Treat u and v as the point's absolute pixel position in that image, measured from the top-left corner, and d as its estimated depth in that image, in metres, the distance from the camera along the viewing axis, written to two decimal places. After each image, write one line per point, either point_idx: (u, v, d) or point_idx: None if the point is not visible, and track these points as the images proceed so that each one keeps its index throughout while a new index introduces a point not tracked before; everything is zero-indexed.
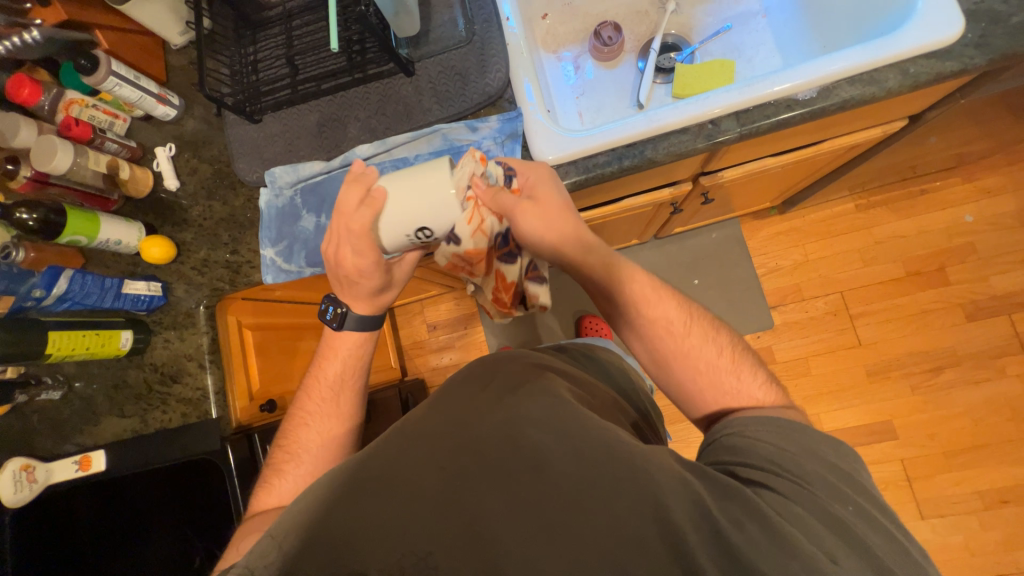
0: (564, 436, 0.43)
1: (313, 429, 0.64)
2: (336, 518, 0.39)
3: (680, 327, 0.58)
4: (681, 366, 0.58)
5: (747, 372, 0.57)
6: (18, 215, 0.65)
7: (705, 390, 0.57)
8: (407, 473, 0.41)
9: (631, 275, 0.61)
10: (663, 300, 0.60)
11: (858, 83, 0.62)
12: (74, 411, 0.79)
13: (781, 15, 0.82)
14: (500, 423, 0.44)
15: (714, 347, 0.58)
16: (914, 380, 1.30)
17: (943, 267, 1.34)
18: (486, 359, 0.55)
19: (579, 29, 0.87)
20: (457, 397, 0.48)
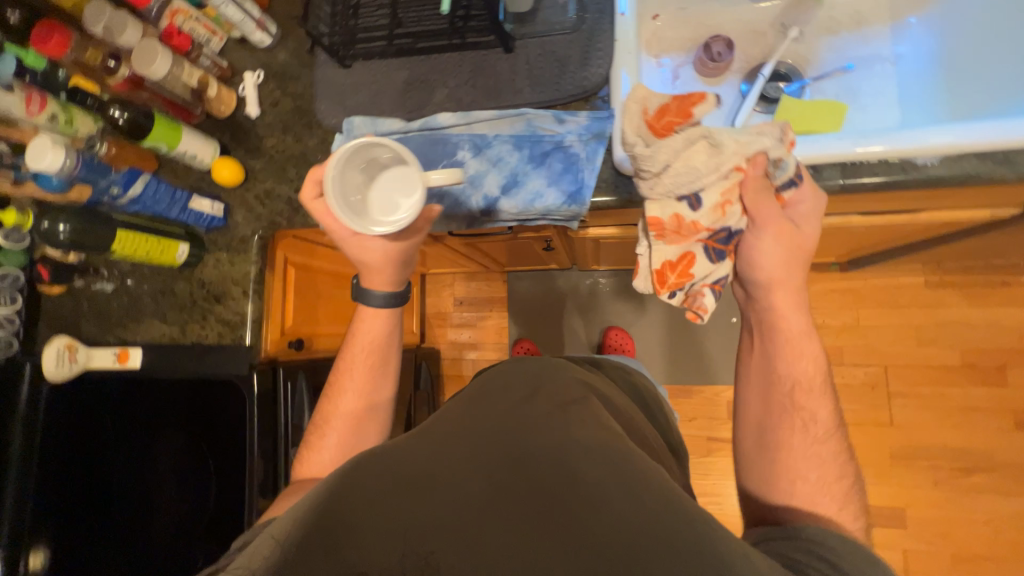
0: (597, 458, 0.42)
1: (343, 402, 0.69)
2: (363, 505, 0.39)
3: (821, 430, 0.56)
4: (794, 456, 0.55)
5: (852, 507, 0.52)
6: (111, 112, 0.68)
7: (793, 481, 0.54)
8: (443, 470, 0.42)
9: (801, 353, 0.60)
10: (820, 399, 0.58)
11: (987, 162, 0.57)
12: (121, 305, 0.83)
13: (911, 66, 0.75)
14: (542, 437, 0.44)
15: (836, 469, 0.54)
16: (940, 474, 1.23)
17: (1004, 367, 1.24)
18: (536, 372, 0.59)
19: (687, 38, 0.83)
20: (510, 407, 0.51)
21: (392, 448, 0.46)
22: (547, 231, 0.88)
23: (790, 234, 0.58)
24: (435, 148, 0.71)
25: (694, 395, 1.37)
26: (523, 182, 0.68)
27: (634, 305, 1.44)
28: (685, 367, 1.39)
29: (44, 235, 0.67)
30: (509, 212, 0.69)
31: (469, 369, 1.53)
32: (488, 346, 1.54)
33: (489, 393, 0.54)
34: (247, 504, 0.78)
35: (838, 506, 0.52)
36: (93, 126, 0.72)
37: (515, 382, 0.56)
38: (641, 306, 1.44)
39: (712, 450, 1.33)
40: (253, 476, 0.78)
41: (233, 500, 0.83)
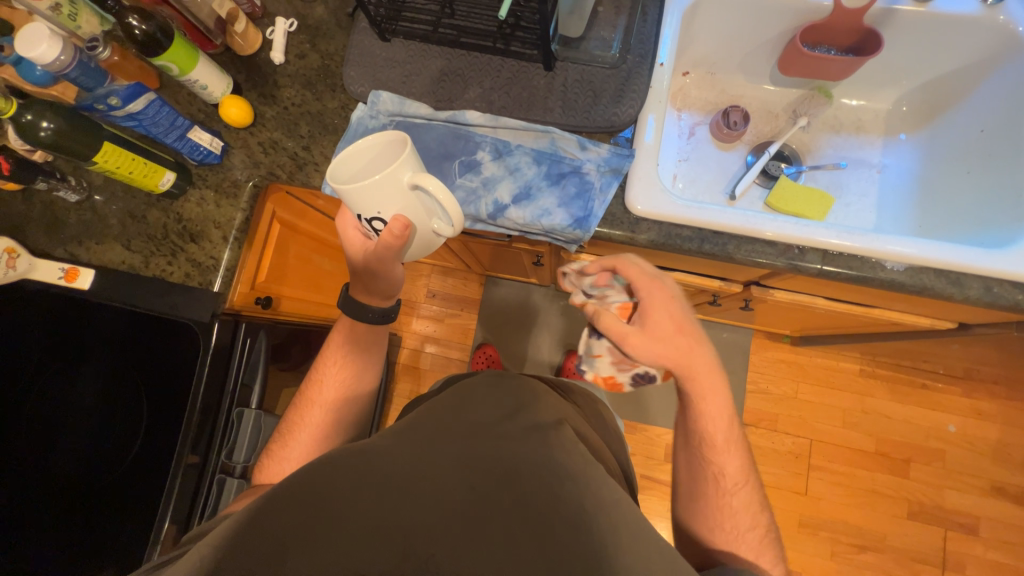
0: (572, 483, 0.49)
1: (318, 391, 0.71)
2: (341, 495, 0.46)
3: (729, 483, 0.61)
4: (713, 509, 0.61)
5: (770, 550, 0.59)
6: (127, 20, 0.63)
7: (715, 531, 0.60)
8: (426, 476, 0.48)
9: (709, 417, 0.60)
10: (729, 455, 0.61)
11: (942, 279, 0.64)
12: (81, 220, 0.77)
13: (894, 178, 0.84)
14: (524, 454, 0.52)
15: (750, 516, 0.60)
16: (837, 546, 1.33)
17: (909, 460, 1.37)
18: (512, 391, 0.65)
19: (709, 101, 0.90)
20: (484, 425, 0.57)
21: (376, 449, 0.51)
22: (542, 246, 0.90)
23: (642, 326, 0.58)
24: (457, 142, 0.72)
25: (638, 432, 1.42)
26: (534, 197, 0.69)
27: None
28: (635, 404, 1.44)
29: (21, 128, 0.60)
30: (514, 221, 0.69)
31: (427, 363, 1.51)
32: (451, 345, 1.53)
33: (472, 411, 0.59)
34: (175, 457, 0.74)
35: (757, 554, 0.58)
36: (99, 27, 0.70)
37: (495, 397, 0.63)
38: None
39: (642, 488, 1.38)
40: (188, 429, 0.74)
41: (157, 450, 0.78)
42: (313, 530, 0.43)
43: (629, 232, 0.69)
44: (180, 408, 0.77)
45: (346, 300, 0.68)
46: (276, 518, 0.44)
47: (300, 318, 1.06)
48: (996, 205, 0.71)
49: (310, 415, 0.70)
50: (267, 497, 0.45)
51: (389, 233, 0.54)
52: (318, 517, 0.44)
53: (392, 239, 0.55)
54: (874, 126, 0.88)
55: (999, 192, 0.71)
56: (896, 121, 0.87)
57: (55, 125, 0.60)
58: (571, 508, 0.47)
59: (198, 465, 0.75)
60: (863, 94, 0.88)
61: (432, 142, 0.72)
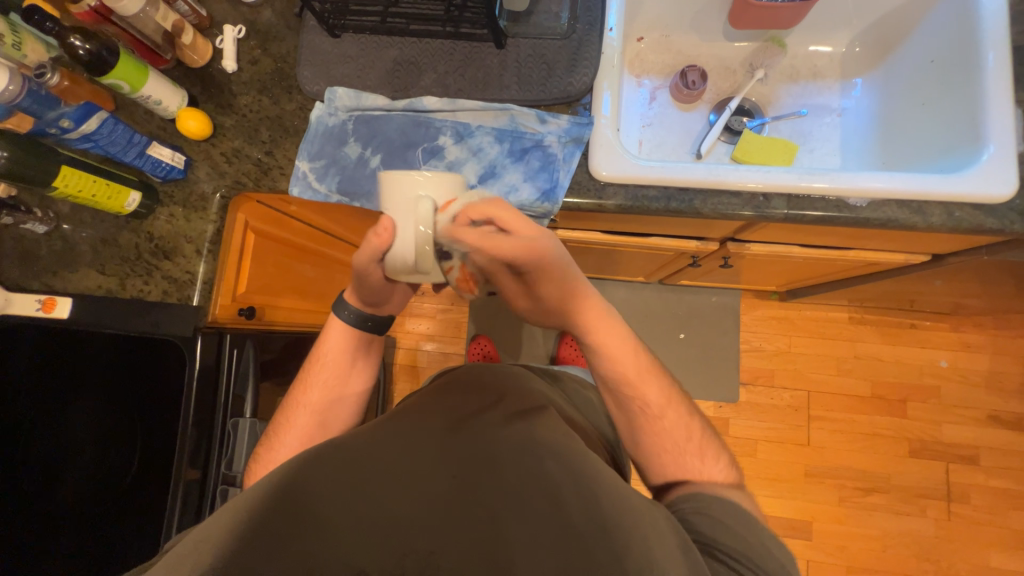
0: (555, 459, 0.51)
1: (308, 394, 0.72)
2: (325, 491, 0.47)
3: (655, 409, 0.64)
4: (656, 438, 0.63)
5: (711, 456, 0.62)
6: (70, 41, 0.62)
7: (673, 465, 0.62)
8: (408, 465, 0.50)
9: (616, 358, 0.66)
10: (646, 385, 0.65)
11: (906, 209, 0.65)
12: (53, 250, 0.76)
13: (854, 121, 0.85)
14: (502, 439, 0.53)
15: (685, 431, 0.64)
16: (844, 492, 1.35)
17: (906, 400, 1.39)
18: (489, 381, 0.67)
19: (666, 64, 0.90)
20: (464, 412, 0.58)
21: (358, 441, 0.52)
22: None
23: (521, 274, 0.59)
24: (418, 130, 0.72)
25: None
26: (499, 175, 0.70)
27: None
28: None
29: None
30: None
31: (423, 360, 1.52)
32: (446, 339, 1.53)
33: (450, 402, 0.60)
34: (175, 474, 0.74)
35: (707, 462, 0.61)
36: (45, 54, 0.69)
37: (477, 387, 0.64)
38: None
39: None
40: (183, 446, 0.75)
41: (159, 470, 0.78)
42: (299, 525, 0.44)
43: (597, 199, 0.69)
44: (175, 425, 0.77)
45: (341, 305, 0.72)
46: (263, 517, 0.44)
47: (289, 327, 1.06)
48: (948, 133, 0.71)
49: (302, 419, 0.70)
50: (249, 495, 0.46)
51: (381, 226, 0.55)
52: (300, 513, 0.45)
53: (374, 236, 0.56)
54: (831, 70, 0.89)
55: (950, 121, 0.71)
56: (851, 63, 0.88)
57: (8, 155, 0.59)
58: (551, 483, 0.49)
59: (199, 479, 0.75)
60: (817, 39, 0.89)
61: (393, 132, 0.72)
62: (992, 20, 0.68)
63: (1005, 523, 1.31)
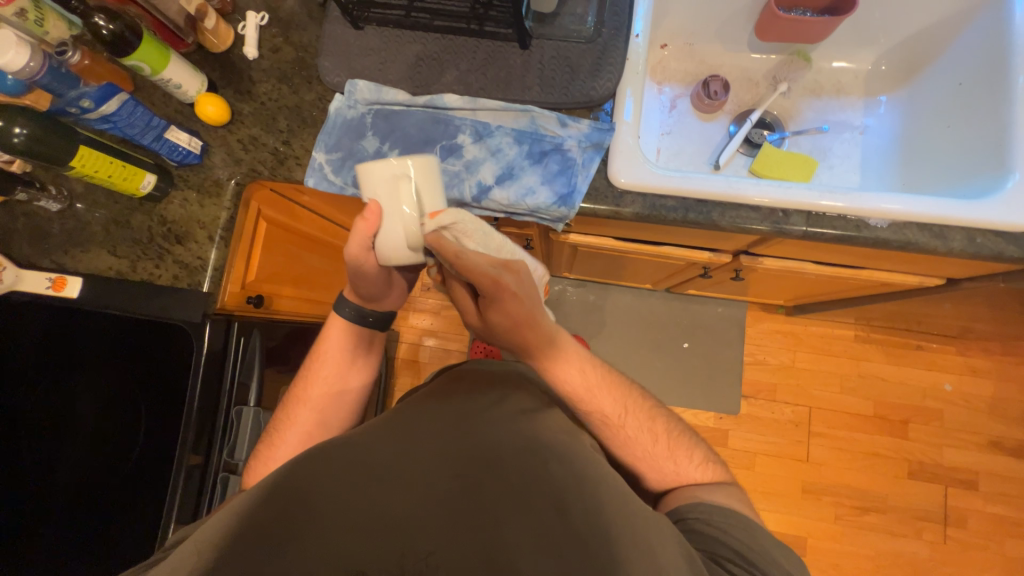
0: (558, 463, 0.51)
1: (312, 390, 0.71)
2: (331, 487, 0.47)
3: (614, 419, 0.63)
4: (632, 449, 0.63)
5: (688, 454, 0.63)
6: (93, 20, 0.61)
7: (657, 475, 0.63)
8: (411, 463, 0.50)
9: (565, 377, 0.63)
10: (597, 395, 0.63)
11: (926, 232, 0.64)
12: (64, 228, 0.76)
13: (876, 140, 0.84)
14: (507, 442, 0.53)
15: (650, 433, 0.63)
16: (841, 510, 1.35)
17: (908, 422, 1.39)
18: (494, 377, 0.66)
19: (688, 73, 0.89)
20: (469, 411, 0.58)
21: (365, 439, 0.53)
22: (530, 230, 0.90)
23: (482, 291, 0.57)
24: (437, 127, 0.71)
25: None
26: (517, 176, 0.69)
27: (595, 317, 1.50)
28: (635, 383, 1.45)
29: None
30: (499, 202, 0.69)
31: (425, 356, 1.51)
32: (449, 336, 1.53)
33: (454, 400, 0.60)
34: (176, 459, 0.74)
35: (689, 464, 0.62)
36: (66, 31, 0.68)
37: (483, 386, 0.64)
38: (603, 320, 1.50)
39: None
40: (186, 431, 0.74)
41: (161, 453, 0.78)
42: (305, 519, 0.44)
43: (614, 206, 0.69)
44: (179, 410, 0.77)
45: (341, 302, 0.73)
46: (270, 512, 0.44)
47: (294, 317, 1.06)
48: (972, 158, 0.70)
49: (307, 413, 0.70)
50: (259, 488, 0.47)
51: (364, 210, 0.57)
52: (307, 508, 0.45)
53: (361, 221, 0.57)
54: (854, 87, 0.88)
55: (975, 146, 0.70)
56: (876, 81, 0.87)
57: (27, 130, 0.59)
58: (555, 488, 0.49)
59: (201, 465, 0.75)
60: (842, 55, 0.88)
61: (411, 127, 0.72)
62: None
63: (1000, 549, 1.30)
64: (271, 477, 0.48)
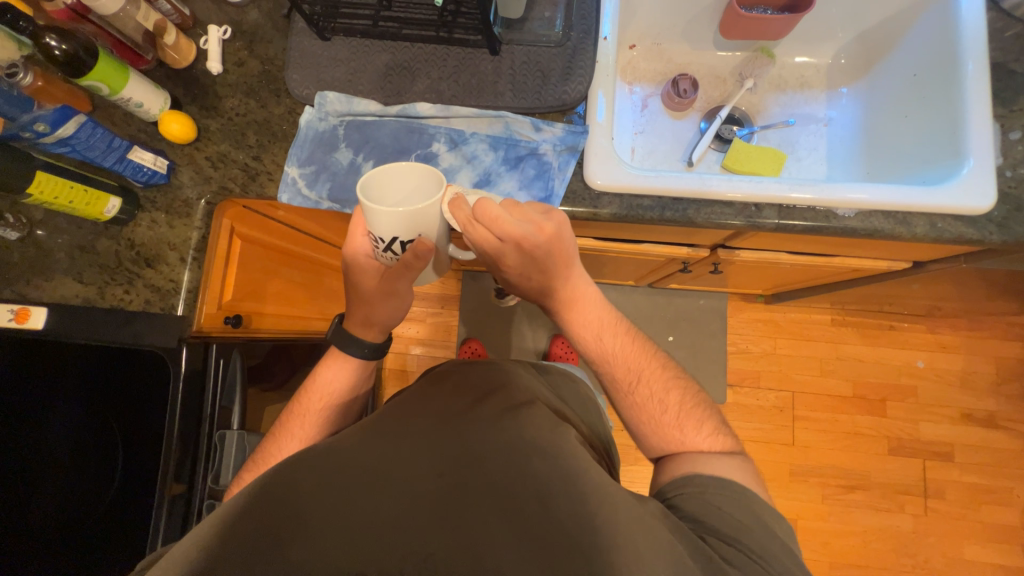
0: (540, 457, 0.51)
1: (312, 402, 0.69)
2: (314, 496, 0.46)
3: (626, 382, 0.65)
4: (638, 414, 0.64)
5: (693, 420, 0.62)
6: (44, 41, 0.58)
7: (666, 444, 0.62)
8: (391, 468, 0.48)
9: (584, 337, 0.66)
10: (616, 357, 0.65)
11: (891, 220, 0.67)
12: (26, 256, 0.73)
13: (840, 130, 0.87)
14: (489, 437, 0.52)
15: (661, 399, 0.64)
16: (827, 490, 1.39)
17: (885, 400, 1.44)
18: (478, 377, 0.65)
19: (657, 72, 0.91)
20: (453, 411, 0.57)
21: (345, 446, 0.51)
22: None
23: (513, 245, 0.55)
24: (411, 136, 0.71)
25: None
26: (494, 183, 0.69)
27: None
28: None
29: None
30: None
31: (413, 364, 1.50)
32: (436, 344, 1.52)
33: (434, 403, 0.59)
34: (158, 490, 0.71)
35: (697, 430, 0.61)
36: (17, 53, 0.65)
37: (465, 386, 0.63)
38: None
39: (639, 460, 1.41)
40: (167, 461, 0.72)
41: (141, 485, 0.76)
42: (288, 531, 0.43)
43: (592, 207, 0.69)
44: (159, 438, 0.75)
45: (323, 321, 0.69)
46: (247, 528, 0.43)
47: (276, 333, 1.03)
48: (932, 143, 0.73)
49: (295, 433, 0.67)
50: (235, 506, 0.45)
51: (413, 254, 0.55)
52: (288, 520, 0.44)
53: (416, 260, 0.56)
54: (817, 81, 0.91)
55: (934, 132, 0.73)
56: (837, 74, 0.90)
57: None
58: (540, 481, 0.48)
59: (185, 494, 0.73)
60: (804, 50, 0.90)
61: (385, 138, 0.71)
62: (973, 34, 0.71)
63: (977, 516, 1.36)
64: (249, 491, 0.46)
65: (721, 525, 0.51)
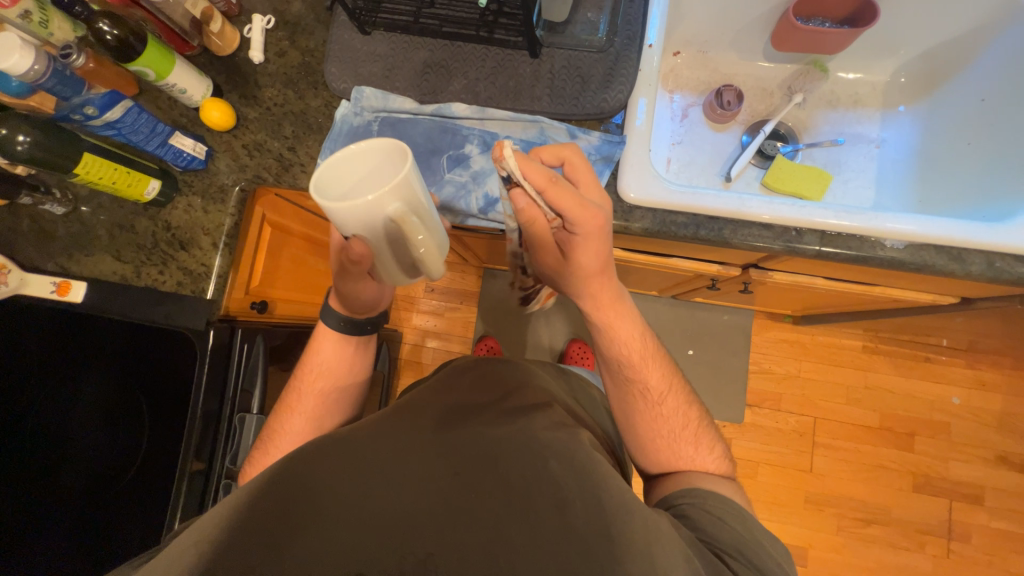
0: (558, 460, 0.50)
1: (323, 387, 0.70)
2: (327, 489, 0.46)
3: (655, 395, 0.63)
4: (652, 429, 0.63)
5: (705, 441, 0.63)
6: (97, 25, 0.60)
7: (672, 458, 0.62)
8: (402, 465, 0.48)
9: (620, 338, 0.63)
10: (648, 368, 0.63)
11: (944, 255, 0.63)
12: (70, 231, 0.76)
13: (892, 153, 0.82)
14: (504, 437, 0.52)
15: (682, 416, 0.63)
16: (843, 522, 1.34)
17: (913, 434, 1.37)
18: (498, 376, 0.65)
19: (701, 81, 0.87)
20: (469, 410, 0.57)
21: (357, 439, 0.51)
22: None
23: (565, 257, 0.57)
24: (444, 136, 0.70)
25: None
26: None
27: None
28: None
29: None
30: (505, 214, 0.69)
31: (428, 358, 1.51)
32: (452, 338, 1.52)
33: (449, 402, 0.58)
34: (179, 466, 0.74)
35: (704, 451, 0.62)
36: (72, 33, 0.66)
37: (481, 384, 0.63)
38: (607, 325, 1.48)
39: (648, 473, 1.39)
40: (189, 438, 0.74)
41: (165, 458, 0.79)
42: (302, 514, 0.44)
43: (623, 221, 0.67)
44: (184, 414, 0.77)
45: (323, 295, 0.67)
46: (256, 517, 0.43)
47: (297, 319, 1.05)
48: (995, 175, 0.69)
49: (301, 415, 0.68)
50: (251, 492, 0.45)
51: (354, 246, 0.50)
52: (301, 508, 0.44)
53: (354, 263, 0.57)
54: (872, 99, 0.86)
55: (998, 164, 0.68)
56: (894, 93, 0.85)
57: (32, 139, 0.58)
58: (553, 485, 0.47)
59: (203, 472, 0.75)
60: (859, 66, 0.86)
61: (418, 136, 0.71)
62: None
63: (1003, 565, 1.29)
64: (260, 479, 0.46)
65: (728, 543, 0.50)
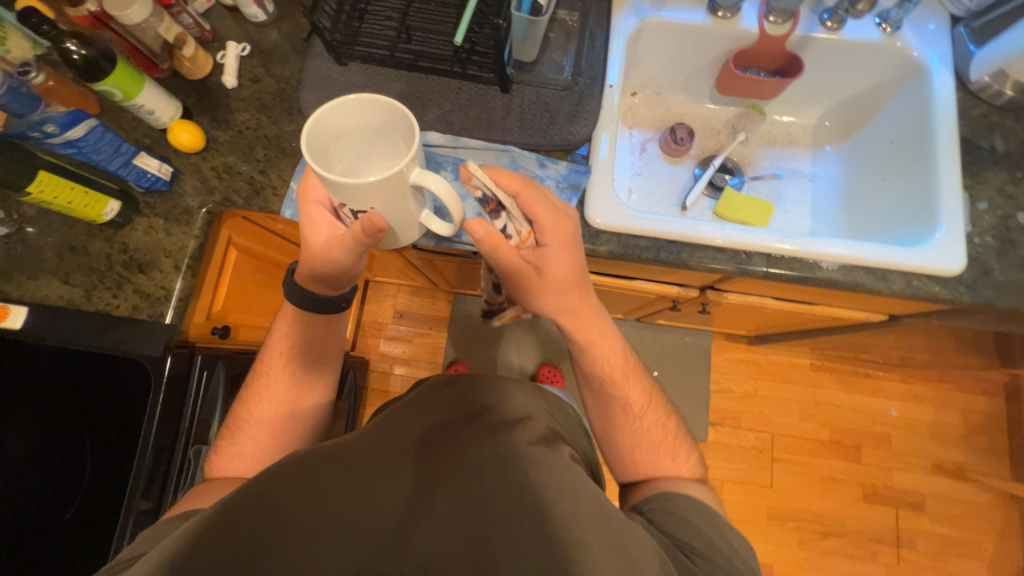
0: (537, 472, 0.50)
1: (290, 411, 0.67)
2: (298, 520, 0.45)
3: (637, 409, 0.65)
4: (633, 443, 0.65)
5: (681, 452, 0.65)
6: (64, 45, 0.59)
7: (648, 466, 0.64)
8: None
9: (602, 358, 0.65)
10: (630, 384, 0.65)
11: (871, 275, 0.71)
12: (12, 253, 0.71)
13: (823, 186, 0.92)
14: (483, 454, 0.52)
15: (660, 428, 0.66)
16: (803, 535, 1.39)
17: (860, 446, 1.46)
18: (475, 391, 0.62)
19: (657, 119, 0.96)
20: (447, 425, 0.57)
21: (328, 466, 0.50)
22: None
23: (541, 275, 0.58)
24: None
25: None
26: None
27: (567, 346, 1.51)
28: None
29: None
30: None
31: (396, 384, 1.47)
32: (421, 364, 1.50)
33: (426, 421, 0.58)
34: (125, 505, 0.68)
35: (679, 459, 0.64)
36: (30, 50, 0.66)
37: (460, 399, 0.62)
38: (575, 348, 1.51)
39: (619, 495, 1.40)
40: (138, 474, 0.69)
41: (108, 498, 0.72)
42: (274, 541, 0.44)
43: (591, 244, 0.71)
44: (134, 448, 0.72)
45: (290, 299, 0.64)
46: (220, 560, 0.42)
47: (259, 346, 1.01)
48: (909, 204, 0.78)
49: (266, 443, 0.65)
50: (215, 532, 0.44)
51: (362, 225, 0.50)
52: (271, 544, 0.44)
53: (361, 236, 0.51)
54: (804, 139, 0.97)
55: (911, 195, 0.78)
56: (822, 134, 0.96)
57: None
58: (531, 498, 0.48)
59: (152, 511, 0.69)
60: (791, 110, 0.97)
61: None
62: (945, 108, 0.77)
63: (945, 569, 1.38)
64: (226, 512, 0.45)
65: (698, 545, 0.52)
